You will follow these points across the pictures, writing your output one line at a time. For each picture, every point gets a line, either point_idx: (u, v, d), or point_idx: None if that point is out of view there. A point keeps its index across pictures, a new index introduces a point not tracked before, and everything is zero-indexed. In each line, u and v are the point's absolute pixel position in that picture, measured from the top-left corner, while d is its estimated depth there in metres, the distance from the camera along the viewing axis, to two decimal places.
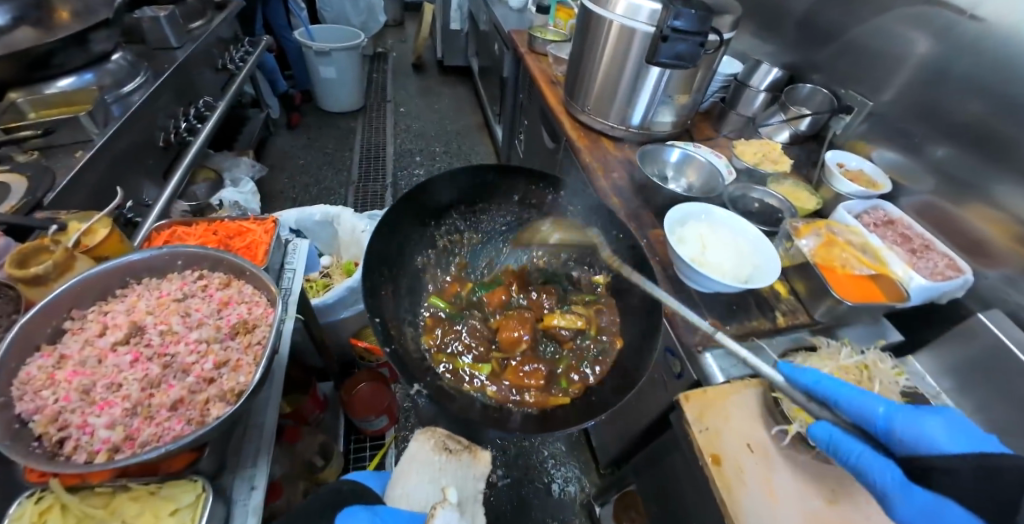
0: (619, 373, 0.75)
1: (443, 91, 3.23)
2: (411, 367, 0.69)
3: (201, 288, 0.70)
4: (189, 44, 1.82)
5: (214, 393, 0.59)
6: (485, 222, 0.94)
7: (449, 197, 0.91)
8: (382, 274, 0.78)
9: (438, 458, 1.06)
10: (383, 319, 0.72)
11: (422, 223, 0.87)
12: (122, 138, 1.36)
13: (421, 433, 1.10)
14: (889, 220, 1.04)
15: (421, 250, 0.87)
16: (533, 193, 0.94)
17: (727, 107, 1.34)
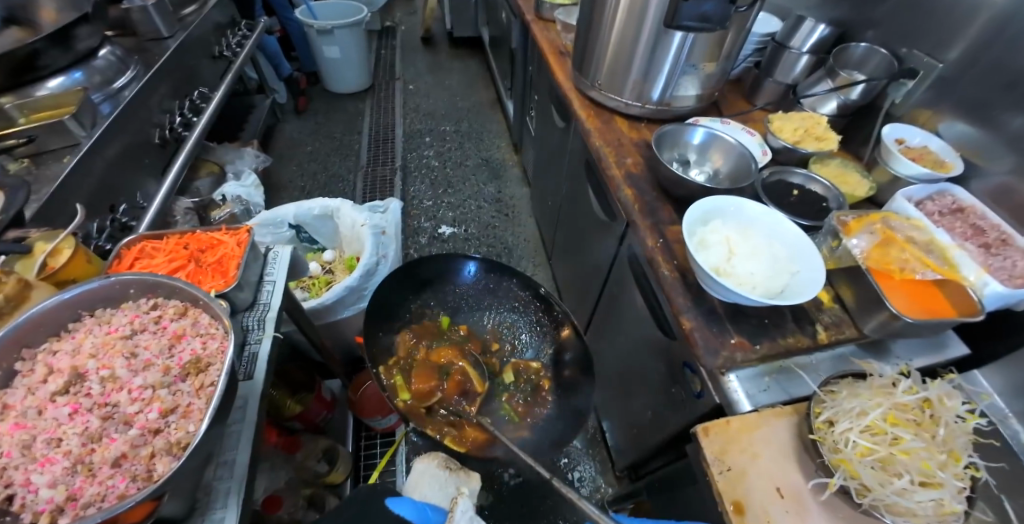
0: (559, 424, 0.83)
1: (452, 65, 3.07)
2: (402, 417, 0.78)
3: (155, 320, 0.67)
4: (183, 32, 1.74)
5: (159, 446, 0.55)
6: (456, 298, 0.99)
7: (428, 276, 0.97)
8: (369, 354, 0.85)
9: (444, 474, 0.88)
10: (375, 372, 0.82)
11: (404, 296, 0.95)
12: (115, 138, 1.31)
13: (424, 454, 0.91)
14: (957, 208, 0.90)
15: (405, 321, 0.94)
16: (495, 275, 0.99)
17: (763, 74, 1.17)
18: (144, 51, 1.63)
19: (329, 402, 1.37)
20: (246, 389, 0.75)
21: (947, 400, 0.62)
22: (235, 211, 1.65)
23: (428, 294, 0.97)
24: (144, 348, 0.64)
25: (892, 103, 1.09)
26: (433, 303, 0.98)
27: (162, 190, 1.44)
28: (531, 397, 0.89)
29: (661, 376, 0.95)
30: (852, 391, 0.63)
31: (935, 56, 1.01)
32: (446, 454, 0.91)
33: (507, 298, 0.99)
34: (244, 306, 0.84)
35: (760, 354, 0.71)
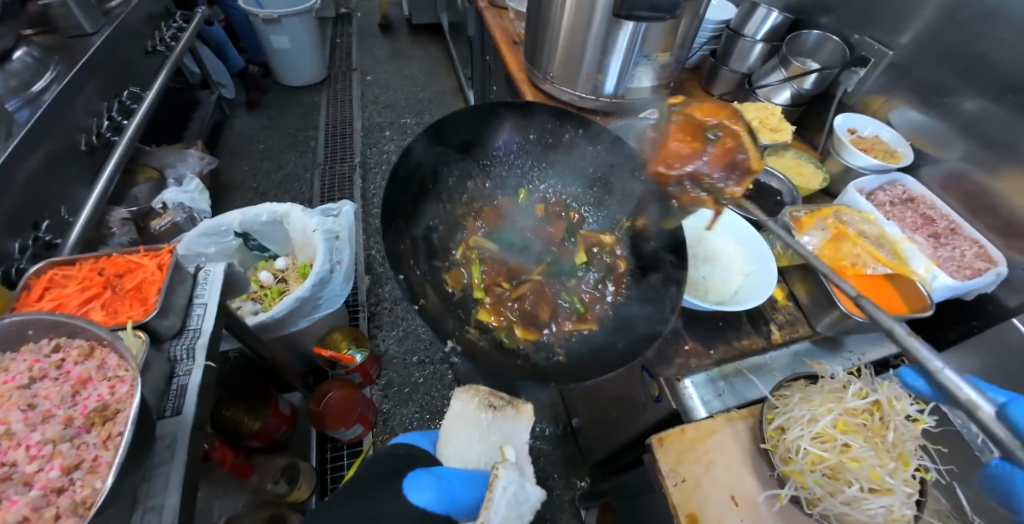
0: (634, 305, 0.70)
1: (412, 53, 2.95)
2: (443, 323, 0.65)
3: (57, 365, 0.63)
4: (110, 23, 1.58)
5: (63, 507, 0.52)
6: (502, 163, 0.82)
7: (465, 137, 0.77)
8: (405, 231, 0.68)
9: (484, 418, 0.71)
10: (407, 275, 0.63)
11: (439, 165, 0.75)
12: (34, 146, 1.19)
13: (461, 389, 0.74)
14: (908, 197, 0.91)
15: (450, 193, 0.77)
16: (549, 130, 0.81)
17: (718, 64, 1.15)
18: (66, 48, 1.44)
19: (288, 416, 1.31)
20: (173, 426, 0.70)
21: (896, 402, 0.65)
22: (178, 219, 1.58)
23: (468, 159, 0.79)
24: (44, 398, 0.60)
25: (845, 92, 1.09)
26: (475, 171, 0.80)
27: (92, 201, 1.32)
28: (602, 280, 0.76)
29: (622, 379, 0.93)
30: (804, 396, 0.66)
31: (886, 42, 1.01)
32: (489, 388, 0.75)
33: (560, 166, 0.84)
34: (171, 334, 0.78)
35: (714, 360, 0.71)
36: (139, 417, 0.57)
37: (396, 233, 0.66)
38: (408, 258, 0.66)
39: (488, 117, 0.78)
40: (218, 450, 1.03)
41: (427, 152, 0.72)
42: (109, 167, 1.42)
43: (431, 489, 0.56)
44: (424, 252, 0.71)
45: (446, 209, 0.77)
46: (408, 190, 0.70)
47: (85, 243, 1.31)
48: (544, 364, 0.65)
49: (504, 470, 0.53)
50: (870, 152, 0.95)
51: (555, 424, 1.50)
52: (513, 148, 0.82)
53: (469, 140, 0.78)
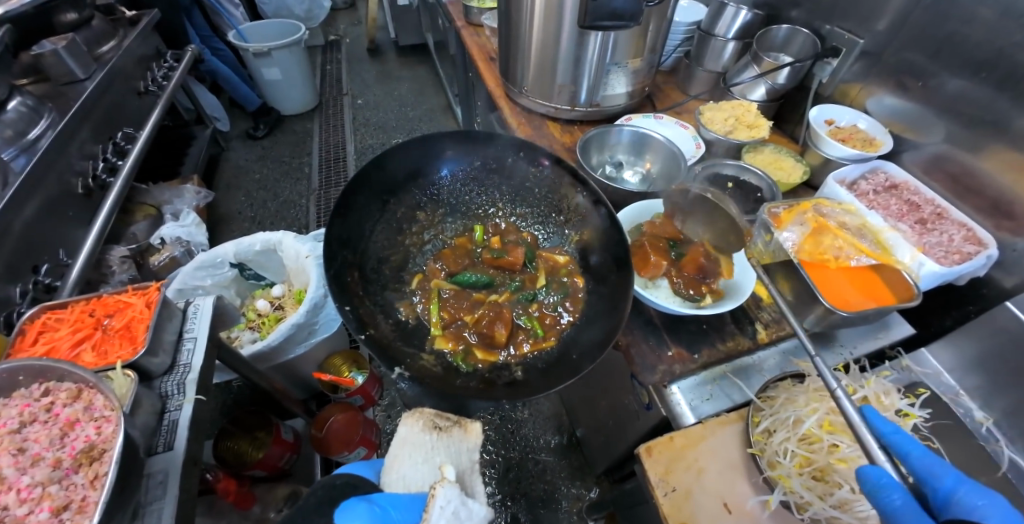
0: (591, 324, 0.69)
1: (401, 74, 3.00)
2: (395, 351, 0.64)
3: (46, 408, 0.63)
4: (101, 69, 1.63)
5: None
6: (449, 191, 0.82)
7: (410, 167, 0.78)
8: (352, 262, 0.68)
9: (429, 440, 0.70)
10: (353, 304, 0.64)
11: (383, 199, 0.75)
12: (32, 194, 1.23)
13: (406, 414, 0.73)
14: (891, 184, 0.90)
15: (399, 223, 0.78)
16: (494, 155, 0.81)
17: (694, 65, 1.15)
18: (60, 96, 1.49)
19: (291, 443, 1.30)
20: (165, 461, 0.71)
21: (883, 398, 0.70)
22: (176, 254, 1.61)
23: (415, 189, 0.79)
24: (34, 441, 0.61)
25: (821, 83, 1.09)
26: (422, 199, 0.80)
27: (90, 242, 1.36)
28: (562, 303, 0.75)
29: (615, 386, 0.93)
30: (789, 397, 0.67)
31: (857, 31, 1.00)
32: (435, 410, 0.74)
33: (510, 186, 0.83)
34: (162, 371, 0.79)
35: (700, 364, 0.69)
36: (123, 456, 0.57)
37: (338, 265, 0.66)
38: (355, 289, 0.66)
39: (431, 145, 0.79)
40: (223, 480, 1.07)
41: (366, 185, 0.73)
42: (106, 208, 1.46)
43: (366, 513, 0.57)
44: (372, 283, 0.70)
45: (393, 238, 0.76)
46: (348, 225, 0.70)
47: (85, 283, 1.33)
48: (499, 383, 0.64)
49: (442, 489, 0.55)
50: (848, 142, 0.95)
51: (559, 435, 1.48)
52: (457, 176, 0.82)
53: (412, 171, 0.78)
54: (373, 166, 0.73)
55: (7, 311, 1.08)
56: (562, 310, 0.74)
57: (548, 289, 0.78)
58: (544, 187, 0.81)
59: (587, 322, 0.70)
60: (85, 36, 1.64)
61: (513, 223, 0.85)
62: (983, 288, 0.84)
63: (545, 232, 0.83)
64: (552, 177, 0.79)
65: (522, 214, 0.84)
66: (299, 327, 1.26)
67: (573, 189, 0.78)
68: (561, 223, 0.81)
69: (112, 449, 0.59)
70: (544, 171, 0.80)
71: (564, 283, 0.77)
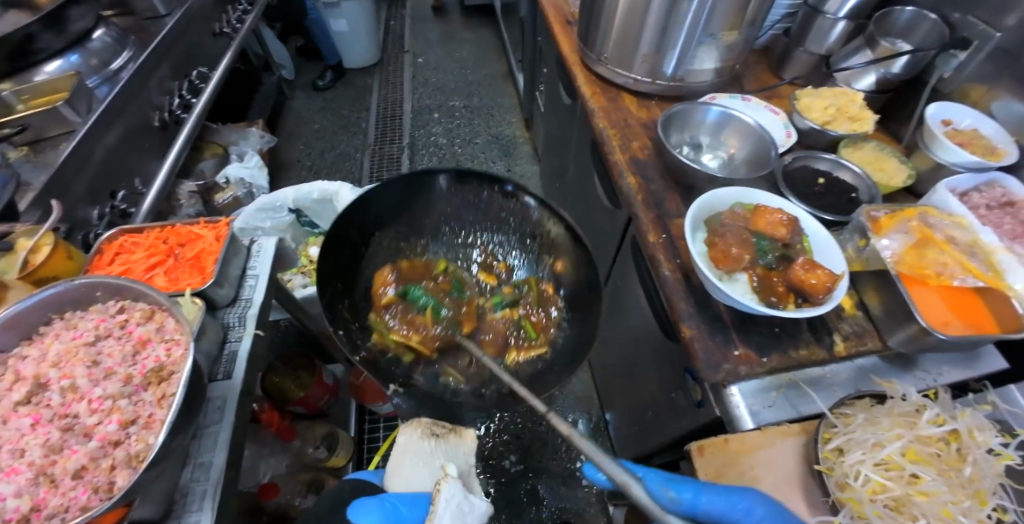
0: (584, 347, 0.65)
1: (464, 36, 2.94)
2: (383, 368, 0.64)
3: (120, 325, 0.68)
4: (181, 8, 1.66)
5: (118, 458, 0.56)
6: (431, 219, 0.78)
7: (393, 203, 0.75)
8: (339, 290, 0.68)
9: (428, 444, 0.70)
10: (345, 326, 0.64)
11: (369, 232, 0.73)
12: (113, 124, 1.29)
13: (404, 422, 0.70)
14: (1011, 200, 0.79)
15: (386, 252, 0.75)
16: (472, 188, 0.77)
17: (792, 44, 1.04)
18: (143, 31, 1.55)
19: (331, 386, 1.37)
20: (223, 389, 0.74)
21: (977, 433, 0.59)
22: (239, 195, 1.69)
23: (399, 223, 0.76)
24: (107, 356, 0.66)
25: (940, 78, 0.96)
26: (406, 231, 0.76)
27: (162, 174, 1.42)
28: (549, 310, 0.71)
29: (661, 376, 0.90)
30: (869, 417, 0.61)
31: (993, 22, 0.88)
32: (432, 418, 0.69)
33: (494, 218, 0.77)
34: (226, 302, 0.83)
35: (768, 368, 0.64)
36: (187, 382, 0.60)
37: (328, 296, 0.66)
38: (345, 316, 0.66)
39: (407, 183, 0.75)
40: (267, 411, 1.13)
41: (351, 223, 0.71)
42: (177, 144, 1.53)
43: (376, 513, 0.61)
44: (361, 310, 0.69)
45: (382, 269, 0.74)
46: (338, 249, 0.69)
47: (155, 213, 1.42)
48: (492, 390, 0.64)
49: (444, 484, 0.57)
50: (967, 148, 0.84)
51: (587, 417, 1.47)
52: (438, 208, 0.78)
53: (393, 205, 0.75)
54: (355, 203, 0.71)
55: (85, 231, 1.15)
56: (548, 310, 0.71)
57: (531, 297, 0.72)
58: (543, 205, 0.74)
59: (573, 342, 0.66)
60: None
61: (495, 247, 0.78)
62: None
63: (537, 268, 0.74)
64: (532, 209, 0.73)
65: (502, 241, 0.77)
66: None
67: (554, 218, 0.72)
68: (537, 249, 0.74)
69: (179, 372, 0.63)
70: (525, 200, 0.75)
71: (544, 301, 0.71)
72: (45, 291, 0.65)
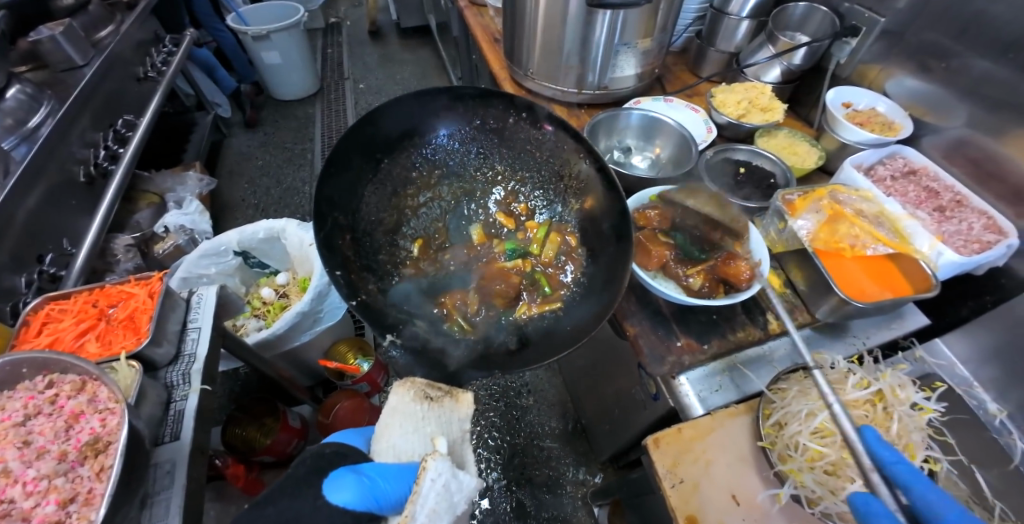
0: (592, 296, 0.66)
1: (403, 57, 2.95)
2: (386, 318, 0.62)
3: (50, 401, 0.64)
4: (99, 55, 1.58)
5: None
6: (446, 154, 0.75)
7: (404, 125, 0.72)
8: (345, 225, 0.66)
9: (420, 409, 0.64)
10: (344, 268, 0.63)
11: (376, 158, 0.70)
12: (34, 183, 1.21)
13: (397, 383, 0.65)
14: (910, 170, 0.87)
15: (394, 186, 0.72)
16: (494, 114, 0.74)
17: (705, 45, 1.11)
18: (59, 83, 1.47)
19: (299, 429, 1.30)
20: (172, 452, 0.71)
21: (898, 391, 0.68)
22: (180, 242, 1.61)
23: (410, 149, 0.73)
24: (39, 434, 0.62)
25: (838, 64, 1.05)
26: (417, 158, 0.73)
27: (93, 231, 1.35)
28: (565, 258, 0.73)
29: (621, 373, 0.92)
30: (801, 389, 0.66)
31: (877, 9, 0.96)
32: (427, 378, 0.64)
33: (511, 149, 0.75)
34: (167, 361, 0.79)
35: (709, 355, 0.67)
36: (127, 450, 0.57)
37: (329, 230, 0.64)
38: (345, 253, 0.64)
39: (427, 106, 0.72)
40: (231, 466, 1.11)
41: (357, 144, 0.68)
42: (108, 197, 1.45)
43: (353, 488, 0.55)
44: (368, 246, 0.68)
45: (388, 201, 0.71)
46: (339, 186, 0.66)
47: (89, 272, 1.34)
48: (494, 351, 0.63)
49: (432, 462, 0.54)
50: (867, 126, 0.92)
51: (563, 421, 1.48)
52: (453, 139, 0.74)
53: (407, 128, 0.72)
54: (363, 124, 0.68)
55: (13, 301, 1.08)
56: (565, 262, 0.72)
57: (547, 254, 0.73)
58: (549, 155, 0.74)
59: (580, 295, 0.68)
60: (83, 21, 1.59)
61: (513, 195, 0.77)
62: (1002, 278, 0.81)
63: (554, 214, 0.75)
64: (554, 142, 0.72)
65: (524, 180, 0.77)
66: (302, 316, 1.25)
67: (579, 156, 0.71)
68: (561, 191, 0.75)
69: (117, 441, 0.59)
70: (545, 136, 0.73)
71: (562, 262, 0.72)
72: None
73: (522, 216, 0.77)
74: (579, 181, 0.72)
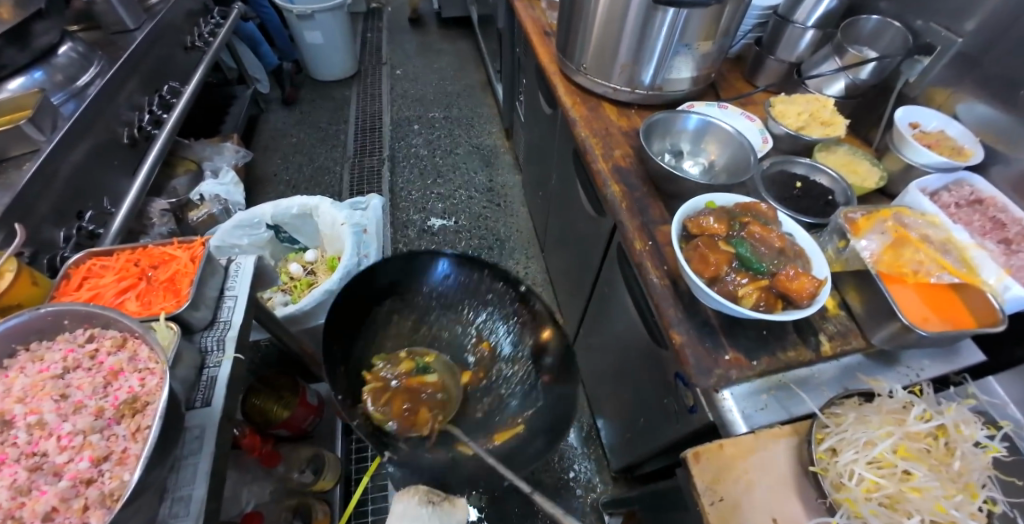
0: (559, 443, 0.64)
1: (442, 47, 2.95)
2: (379, 436, 0.65)
3: (90, 355, 0.65)
4: (149, 22, 1.60)
5: (91, 497, 0.53)
6: (429, 303, 0.82)
7: (393, 278, 0.79)
8: (337, 358, 0.71)
9: (426, 512, 0.75)
10: (338, 391, 0.67)
11: (371, 305, 0.78)
12: (80, 140, 1.23)
13: (401, 491, 0.78)
14: (976, 199, 0.83)
15: (380, 330, 0.79)
16: (472, 277, 0.80)
17: (764, 53, 1.08)
18: (110, 45, 1.49)
19: (315, 407, 1.33)
20: (202, 417, 0.71)
21: (962, 427, 0.60)
22: (214, 211, 1.63)
23: (399, 299, 0.80)
24: (77, 388, 0.62)
25: (906, 83, 1.00)
26: (404, 309, 0.81)
27: (133, 192, 1.37)
28: (523, 379, 0.74)
29: (653, 384, 0.90)
30: (859, 415, 0.61)
31: (955, 28, 0.92)
32: (427, 485, 0.77)
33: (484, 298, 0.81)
34: (202, 326, 0.79)
35: (758, 371, 0.65)
36: (164, 412, 0.57)
37: (336, 374, 0.69)
38: (341, 385, 0.69)
39: (414, 265, 0.80)
40: (248, 437, 1.09)
41: (354, 300, 0.76)
42: (148, 160, 1.47)
43: None
44: (358, 382, 0.73)
45: (376, 345, 0.78)
46: (336, 341, 0.72)
47: (125, 233, 1.36)
48: (465, 459, 0.65)
49: None
50: (935, 149, 0.87)
51: (579, 425, 1.47)
52: (436, 293, 0.81)
53: (396, 281, 0.80)
54: (362, 277, 0.76)
55: (51, 254, 1.09)
56: (515, 383, 0.75)
57: (512, 369, 0.75)
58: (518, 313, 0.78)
59: (540, 426, 0.67)
60: None
61: (481, 329, 0.81)
62: None
63: (514, 345, 0.77)
64: (515, 307, 0.77)
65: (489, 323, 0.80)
66: (328, 295, 1.24)
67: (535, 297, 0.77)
68: (526, 320, 0.77)
69: (155, 402, 0.59)
70: (512, 292, 0.78)
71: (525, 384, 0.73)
72: (10, 322, 0.62)
73: (485, 352, 0.79)
74: (535, 317, 0.76)
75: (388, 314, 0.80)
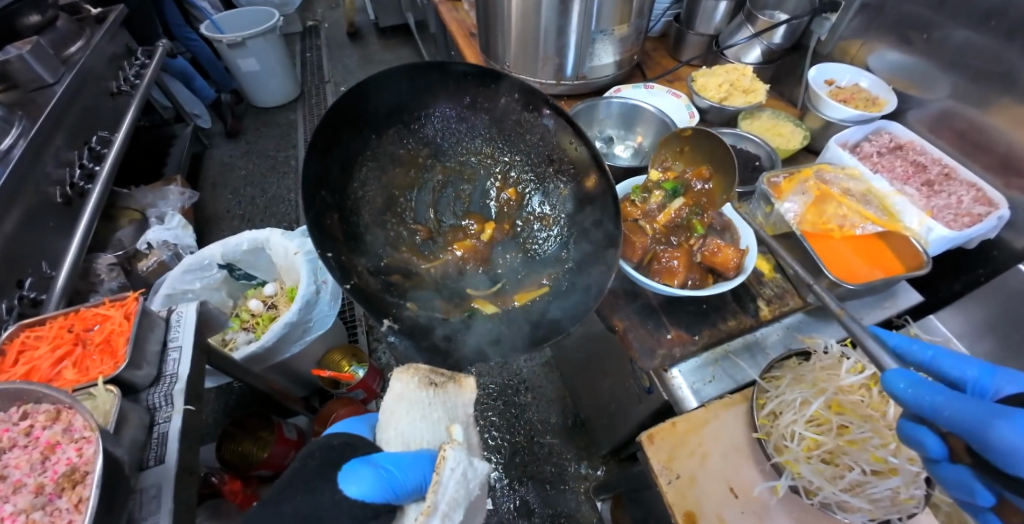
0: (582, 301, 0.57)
1: (384, 57, 2.91)
2: (378, 301, 0.57)
3: (26, 432, 0.62)
4: (69, 73, 1.53)
5: None
6: (434, 133, 0.63)
7: (393, 99, 0.60)
8: (332, 204, 0.57)
9: (426, 396, 0.59)
10: (335, 250, 0.56)
11: (365, 133, 0.59)
12: (8, 206, 1.18)
13: (399, 368, 0.60)
14: (895, 145, 0.86)
15: (382, 167, 0.61)
16: (485, 92, 0.60)
17: (683, 28, 1.09)
18: (30, 103, 1.42)
19: (296, 440, 1.29)
20: (157, 476, 0.69)
21: None
22: (164, 258, 1.58)
23: (401, 126, 0.61)
24: (16, 465, 0.60)
25: (818, 41, 1.04)
26: (408, 137, 0.62)
27: (73, 251, 1.32)
28: (543, 222, 0.63)
29: (616, 368, 0.91)
30: (796, 376, 0.65)
31: None
32: (430, 363, 0.60)
33: (505, 132, 0.62)
34: (148, 382, 0.77)
35: (701, 345, 0.66)
36: (101, 480, 0.55)
37: (312, 209, 0.55)
38: (335, 234, 0.56)
39: (420, 82, 0.60)
40: (229, 483, 1.10)
41: (345, 120, 0.57)
42: (86, 216, 1.41)
43: (370, 480, 0.51)
44: (358, 233, 0.59)
45: (380, 181, 0.62)
46: (325, 160, 0.56)
47: (72, 294, 1.31)
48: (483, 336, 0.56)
49: (451, 451, 0.50)
50: (850, 103, 0.90)
51: (563, 415, 1.48)
52: (442, 120, 0.62)
53: (400, 102, 0.60)
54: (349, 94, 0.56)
55: None
56: (540, 229, 0.63)
57: (516, 234, 0.64)
58: (540, 142, 0.61)
59: (566, 287, 0.60)
60: (51, 38, 1.55)
61: (504, 178, 0.65)
62: (994, 250, 0.81)
63: (544, 202, 0.63)
64: (549, 130, 0.59)
65: (515, 164, 0.64)
66: (290, 327, 1.22)
67: (574, 135, 0.58)
68: (552, 176, 0.62)
69: (93, 471, 0.57)
70: (540, 122, 0.59)
71: (543, 235, 0.63)
72: None
73: (512, 203, 0.65)
74: (574, 168, 0.59)
75: (367, 156, 0.60)
